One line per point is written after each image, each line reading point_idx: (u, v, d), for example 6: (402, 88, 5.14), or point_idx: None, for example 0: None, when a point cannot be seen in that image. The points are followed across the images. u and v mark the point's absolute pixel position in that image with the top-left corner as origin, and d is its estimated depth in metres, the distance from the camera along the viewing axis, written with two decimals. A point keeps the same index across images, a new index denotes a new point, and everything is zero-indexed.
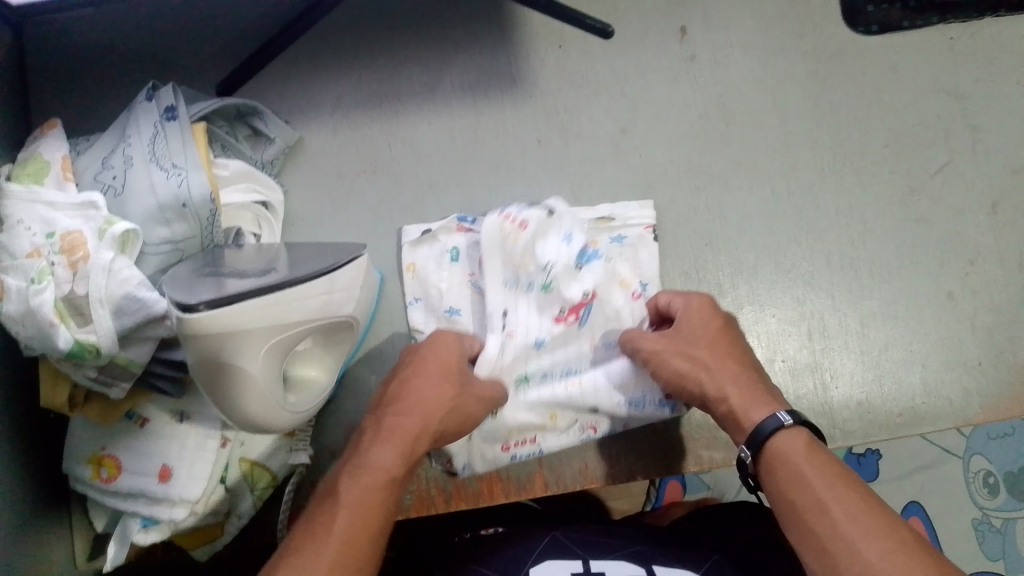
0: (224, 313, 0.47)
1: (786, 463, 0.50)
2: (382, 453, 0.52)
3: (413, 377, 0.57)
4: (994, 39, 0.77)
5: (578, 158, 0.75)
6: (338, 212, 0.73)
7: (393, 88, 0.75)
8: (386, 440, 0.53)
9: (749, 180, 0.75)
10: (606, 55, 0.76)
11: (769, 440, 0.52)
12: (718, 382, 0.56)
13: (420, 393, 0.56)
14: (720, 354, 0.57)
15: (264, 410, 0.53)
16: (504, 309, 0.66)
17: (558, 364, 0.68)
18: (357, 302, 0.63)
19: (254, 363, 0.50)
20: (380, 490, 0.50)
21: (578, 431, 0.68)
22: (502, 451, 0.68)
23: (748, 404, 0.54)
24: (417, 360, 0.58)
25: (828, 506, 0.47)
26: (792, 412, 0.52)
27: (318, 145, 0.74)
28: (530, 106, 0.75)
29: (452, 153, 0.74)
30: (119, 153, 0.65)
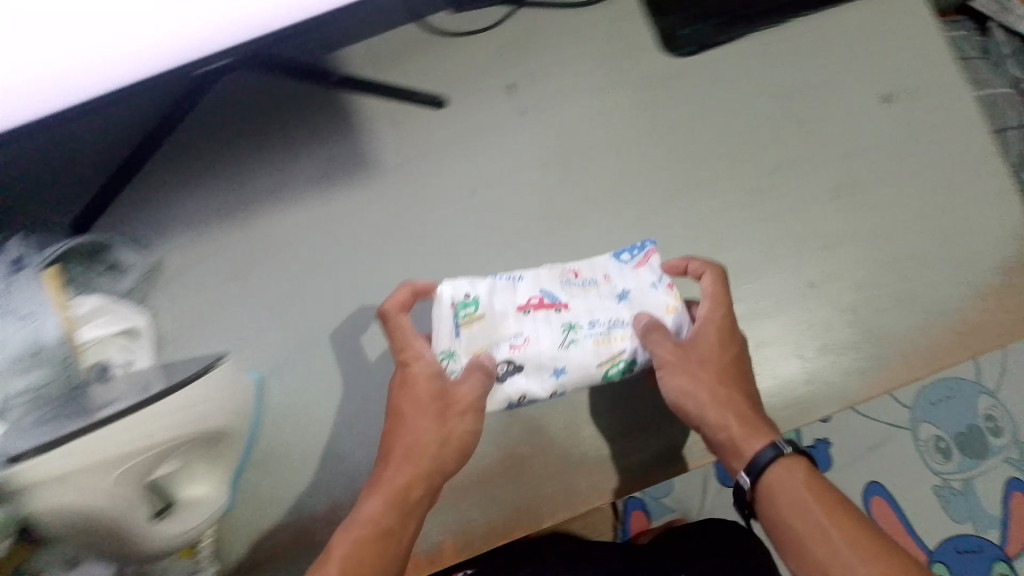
0: (49, 460, 0.55)
1: (768, 488, 0.59)
2: (370, 504, 0.59)
3: (400, 424, 0.63)
4: (803, 38, 0.81)
5: (435, 225, 0.77)
6: (208, 323, 0.74)
7: (245, 193, 0.77)
8: (375, 491, 0.60)
9: (602, 211, 0.77)
10: (442, 123, 0.79)
11: (768, 471, 0.59)
12: (718, 407, 0.62)
13: (409, 439, 0.62)
14: (727, 373, 0.64)
15: (129, 524, 0.61)
16: (509, 364, 0.66)
17: (603, 318, 0.66)
18: (224, 412, 0.64)
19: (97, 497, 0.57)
20: (372, 541, 0.57)
21: (558, 273, 0.68)
22: (518, 310, 0.66)
23: (748, 435, 0.61)
24: (401, 408, 0.64)
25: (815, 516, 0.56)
26: (789, 443, 0.60)
27: (178, 263, 0.75)
28: (377, 185, 0.77)
29: (310, 243, 0.76)
30: None
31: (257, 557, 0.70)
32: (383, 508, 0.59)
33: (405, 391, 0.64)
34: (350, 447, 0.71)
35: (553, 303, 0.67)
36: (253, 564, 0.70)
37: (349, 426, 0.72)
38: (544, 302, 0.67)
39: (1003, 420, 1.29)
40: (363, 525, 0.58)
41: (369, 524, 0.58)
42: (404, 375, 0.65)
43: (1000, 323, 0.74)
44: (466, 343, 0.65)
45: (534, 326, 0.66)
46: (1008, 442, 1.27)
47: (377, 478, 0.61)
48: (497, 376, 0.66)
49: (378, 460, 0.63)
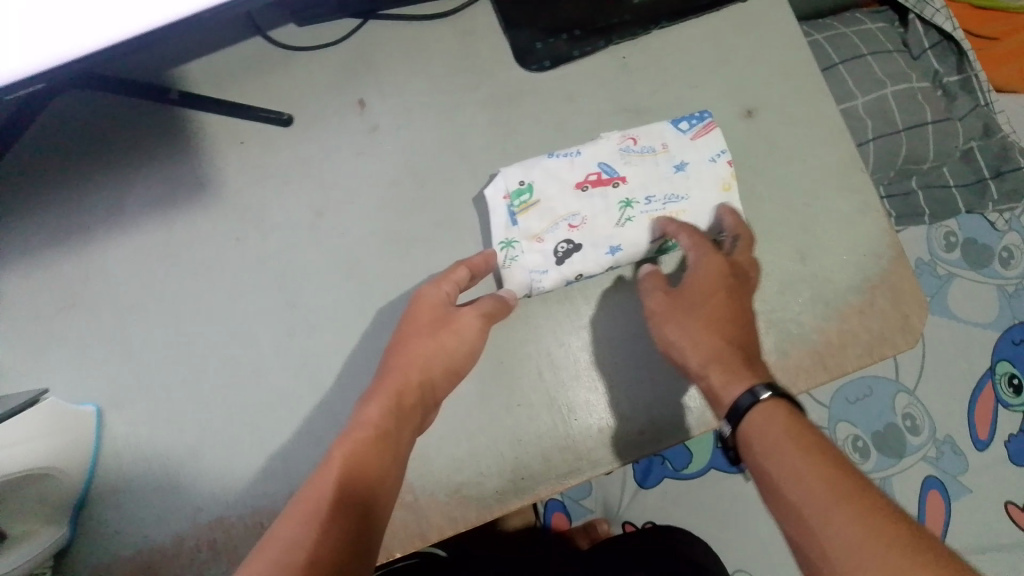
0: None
1: (763, 426, 0.58)
2: (368, 410, 0.63)
3: (399, 353, 0.68)
4: (663, 50, 0.79)
5: (281, 248, 0.75)
6: (43, 354, 0.73)
7: (81, 217, 0.76)
8: (374, 403, 0.64)
9: (453, 234, 0.75)
10: (288, 143, 0.77)
11: (753, 409, 0.60)
12: (715, 319, 0.66)
13: (409, 361, 0.67)
14: (716, 313, 0.66)
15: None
16: (582, 243, 0.73)
17: (659, 194, 0.74)
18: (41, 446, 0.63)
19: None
20: (365, 441, 0.61)
21: (619, 142, 0.75)
22: (573, 188, 0.74)
23: (726, 381, 0.62)
24: (396, 341, 0.69)
25: (806, 462, 0.54)
26: (771, 385, 0.60)
27: (10, 291, 0.74)
28: (218, 208, 0.76)
29: (149, 268, 0.74)
30: None
31: None
32: (385, 418, 0.63)
33: (397, 342, 0.68)
34: (187, 478, 0.70)
35: (610, 178, 0.74)
36: None
37: (188, 458, 0.70)
38: (601, 177, 0.74)
39: (921, 417, 1.28)
40: (368, 431, 0.62)
41: (365, 439, 0.61)
42: (401, 333, 0.69)
43: (861, 345, 0.73)
44: (523, 227, 0.73)
45: (590, 204, 0.74)
46: (925, 441, 1.27)
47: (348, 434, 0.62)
48: (555, 257, 0.73)
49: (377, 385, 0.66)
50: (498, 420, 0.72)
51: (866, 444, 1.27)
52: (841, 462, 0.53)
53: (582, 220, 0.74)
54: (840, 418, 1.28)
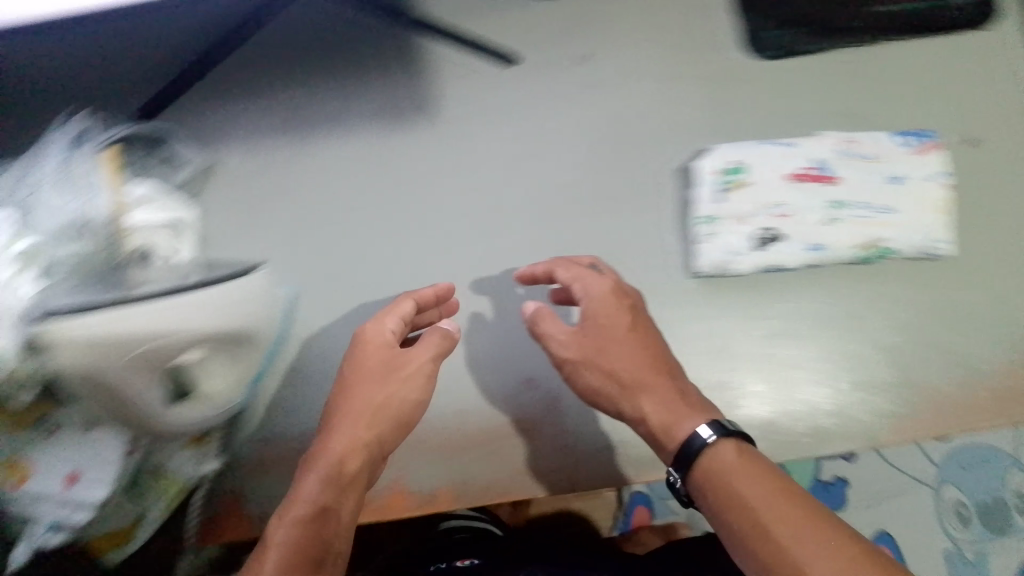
0: (72, 322, 0.57)
1: (721, 470, 0.54)
2: (309, 486, 0.58)
3: (358, 385, 0.64)
4: (893, 61, 0.79)
5: (485, 179, 0.77)
6: (248, 232, 0.76)
7: (305, 113, 0.78)
8: (314, 469, 0.59)
9: (651, 199, 0.76)
10: (509, 81, 0.79)
11: (700, 458, 0.55)
12: (645, 371, 0.62)
13: (373, 399, 0.63)
14: (636, 361, 0.62)
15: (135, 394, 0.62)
16: (786, 234, 0.74)
17: (874, 201, 0.74)
18: (253, 315, 0.67)
19: (108, 365, 0.59)
20: (341, 476, 0.59)
21: (839, 144, 0.76)
22: (788, 177, 0.75)
23: (669, 421, 0.58)
24: (343, 377, 0.65)
25: (757, 506, 0.52)
26: (717, 425, 0.56)
27: (231, 167, 0.77)
28: (434, 130, 0.78)
29: (360, 173, 0.77)
30: (31, 178, 0.69)
31: (260, 462, 0.72)
32: (322, 489, 0.58)
33: (345, 371, 0.65)
34: None
35: (826, 176, 0.75)
36: (253, 468, 0.72)
37: None
38: (815, 173, 0.75)
39: None
40: (301, 505, 0.57)
41: (305, 504, 0.58)
42: (355, 355, 0.65)
43: None
44: (732, 206, 0.74)
45: (800, 197, 0.75)
46: None
47: (321, 449, 0.61)
48: (758, 241, 0.74)
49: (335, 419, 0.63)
50: None
51: (966, 512, 1.08)
52: (796, 488, 0.53)
53: (789, 212, 0.74)
54: (946, 479, 1.09)
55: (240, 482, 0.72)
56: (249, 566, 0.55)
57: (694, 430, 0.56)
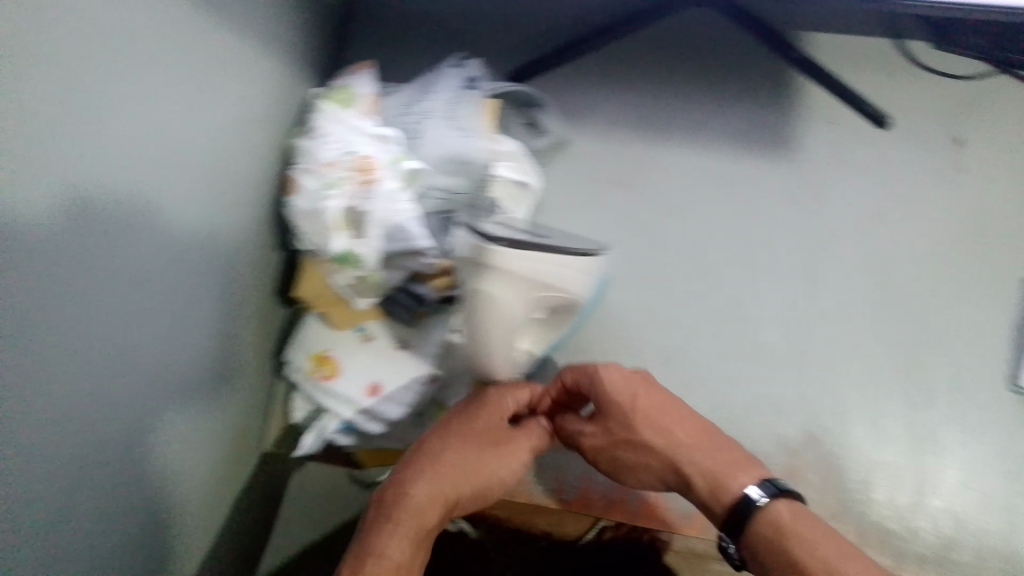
0: (514, 257, 0.57)
1: (771, 529, 0.50)
2: (392, 541, 0.51)
3: (453, 444, 0.57)
4: None
5: (826, 230, 0.75)
6: (579, 212, 0.76)
7: (665, 116, 0.78)
8: (402, 523, 0.52)
9: (993, 301, 0.73)
10: (877, 141, 0.77)
11: (752, 519, 0.51)
12: (691, 446, 0.55)
13: (459, 457, 0.56)
14: (663, 431, 0.55)
15: (503, 341, 0.61)
16: None
17: None
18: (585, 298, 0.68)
19: (511, 305, 0.59)
20: (419, 538, 0.52)
21: None
22: None
23: (720, 472, 0.53)
24: (435, 436, 0.58)
25: (818, 544, 0.48)
26: (772, 484, 0.51)
27: (580, 147, 0.78)
28: (788, 167, 0.76)
29: (704, 189, 0.76)
30: (419, 104, 0.71)
31: None
32: (407, 551, 0.52)
33: (435, 434, 0.58)
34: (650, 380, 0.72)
35: None
36: None
37: (660, 364, 0.73)
38: None
39: None
40: (385, 569, 0.50)
41: (382, 563, 0.50)
42: (430, 446, 0.57)
43: None
44: None
45: None
46: None
47: (394, 508, 0.53)
48: None
49: (413, 468, 0.56)
50: (956, 496, 0.69)
51: None
52: (853, 547, 0.49)
53: None
54: None
55: None
56: None
57: (745, 490, 0.51)
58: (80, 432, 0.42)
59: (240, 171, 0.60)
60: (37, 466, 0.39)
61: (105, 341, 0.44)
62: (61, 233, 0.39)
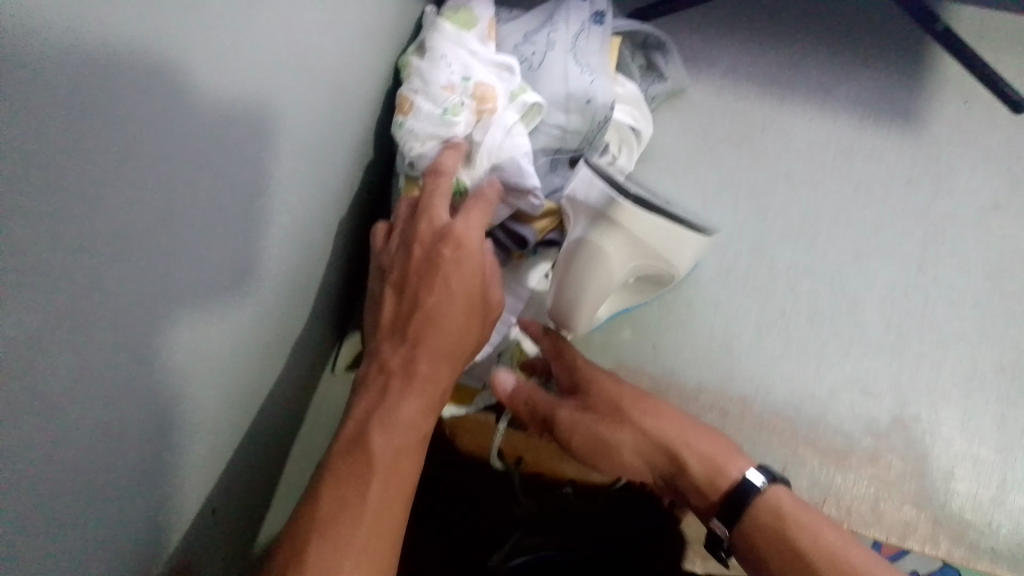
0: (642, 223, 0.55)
1: (772, 518, 0.54)
2: (412, 408, 0.52)
3: (443, 313, 0.53)
4: None
5: (941, 211, 0.73)
6: (690, 165, 0.75)
7: (791, 79, 0.79)
8: (416, 393, 0.52)
9: None
10: (1009, 127, 0.75)
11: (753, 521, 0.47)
12: (677, 433, 0.59)
13: (455, 333, 0.54)
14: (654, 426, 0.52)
15: (588, 303, 0.59)
16: None
17: None
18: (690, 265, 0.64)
19: (617, 268, 0.57)
20: (427, 414, 0.53)
21: None
22: None
23: None
24: (422, 297, 0.54)
25: (821, 538, 0.53)
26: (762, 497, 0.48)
27: (697, 99, 0.78)
28: (912, 143, 0.76)
29: (821, 156, 0.76)
30: (544, 33, 0.67)
31: None
32: (422, 413, 0.52)
33: (421, 294, 0.54)
34: (743, 343, 0.70)
35: None
36: None
37: (753, 329, 0.70)
38: None
39: None
40: (414, 432, 0.52)
41: (408, 426, 0.51)
42: (438, 269, 0.54)
43: None
44: None
45: None
46: None
47: (397, 379, 0.52)
48: None
49: (408, 346, 0.53)
50: None
51: None
52: None
53: None
54: None
55: None
56: (336, 488, 0.48)
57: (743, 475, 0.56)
58: (233, 281, 0.43)
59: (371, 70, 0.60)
60: (189, 331, 0.38)
61: (262, 198, 0.44)
62: (256, 87, 0.40)
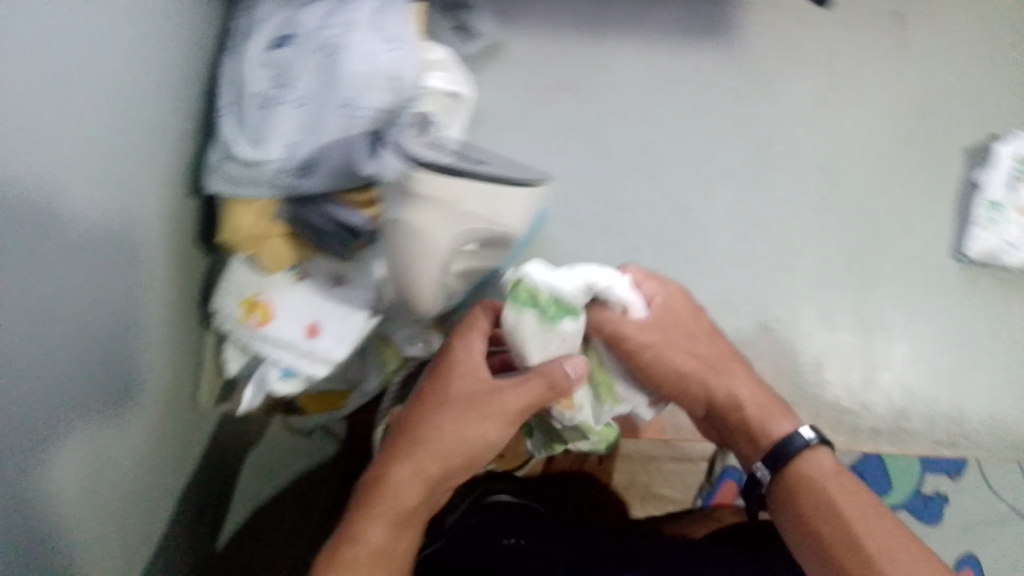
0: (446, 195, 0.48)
1: (818, 485, 0.48)
2: (371, 528, 0.46)
3: (434, 416, 0.49)
4: None
5: (771, 120, 0.73)
6: (521, 129, 0.72)
7: (604, 11, 0.74)
8: (380, 511, 0.47)
9: (926, 180, 0.73)
10: (820, 23, 0.75)
11: (792, 464, 0.49)
12: (699, 380, 0.51)
13: (450, 418, 0.48)
14: (716, 360, 0.52)
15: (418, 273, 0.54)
16: None
17: None
18: (535, 223, 0.63)
19: (439, 238, 0.51)
20: (410, 510, 0.47)
21: None
22: None
23: (763, 417, 0.51)
24: (442, 388, 0.49)
25: (865, 506, 0.47)
26: (817, 431, 0.50)
27: (519, 53, 0.72)
28: (734, 57, 0.74)
29: (648, 86, 0.73)
30: (341, 14, 0.63)
31: None
32: (389, 537, 0.46)
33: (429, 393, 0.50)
34: None
35: None
36: None
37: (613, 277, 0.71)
38: None
39: None
40: (366, 556, 0.45)
41: (393, 514, 0.47)
42: (439, 382, 0.49)
43: None
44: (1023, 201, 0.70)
45: None
46: None
47: (391, 473, 0.48)
48: None
49: (402, 442, 0.49)
50: (904, 368, 0.71)
51: None
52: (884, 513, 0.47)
53: None
54: None
55: None
56: None
57: (794, 431, 0.50)
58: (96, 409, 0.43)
59: (161, 122, 0.55)
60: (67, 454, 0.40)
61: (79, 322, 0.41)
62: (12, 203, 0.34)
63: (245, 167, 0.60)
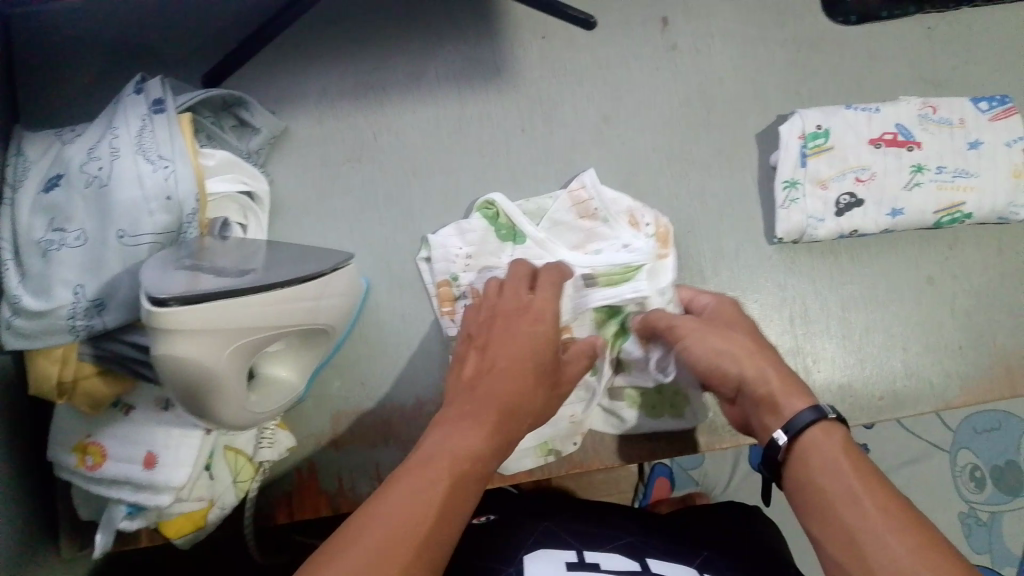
0: (195, 311, 0.46)
1: (826, 451, 0.47)
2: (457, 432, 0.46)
3: (501, 350, 0.53)
4: (969, 29, 0.79)
5: (563, 147, 0.75)
6: (321, 210, 0.73)
7: (378, 78, 0.75)
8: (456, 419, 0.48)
9: (723, 170, 0.75)
10: (589, 44, 0.76)
11: (801, 433, 0.48)
12: (753, 366, 0.53)
13: (505, 361, 0.52)
14: (749, 343, 0.55)
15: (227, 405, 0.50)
16: (858, 198, 0.73)
17: (951, 165, 0.74)
18: (336, 307, 0.62)
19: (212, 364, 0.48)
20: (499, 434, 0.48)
21: (917, 107, 0.75)
22: (868, 143, 0.73)
23: (784, 390, 0.51)
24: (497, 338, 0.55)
25: (835, 459, 0.46)
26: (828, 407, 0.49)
27: (301, 135, 0.74)
28: (513, 95, 0.75)
29: (434, 141, 0.74)
30: (105, 143, 0.62)
31: (333, 436, 0.70)
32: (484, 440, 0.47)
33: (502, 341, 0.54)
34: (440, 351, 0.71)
35: (906, 141, 0.74)
36: (328, 441, 0.70)
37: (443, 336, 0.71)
38: (897, 138, 0.74)
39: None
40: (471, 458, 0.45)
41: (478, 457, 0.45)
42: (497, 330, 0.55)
43: None
44: (813, 174, 0.73)
45: (882, 162, 0.73)
46: None
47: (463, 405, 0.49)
48: (835, 207, 0.73)
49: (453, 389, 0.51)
50: None
51: (985, 475, 1.04)
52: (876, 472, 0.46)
53: (870, 178, 0.73)
54: (963, 447, 1.05)
55: (316, 457, 0.70)
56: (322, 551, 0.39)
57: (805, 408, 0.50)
58: None
59: None
60: None
61: None
62: None
63: (35, 319, 0.60)
